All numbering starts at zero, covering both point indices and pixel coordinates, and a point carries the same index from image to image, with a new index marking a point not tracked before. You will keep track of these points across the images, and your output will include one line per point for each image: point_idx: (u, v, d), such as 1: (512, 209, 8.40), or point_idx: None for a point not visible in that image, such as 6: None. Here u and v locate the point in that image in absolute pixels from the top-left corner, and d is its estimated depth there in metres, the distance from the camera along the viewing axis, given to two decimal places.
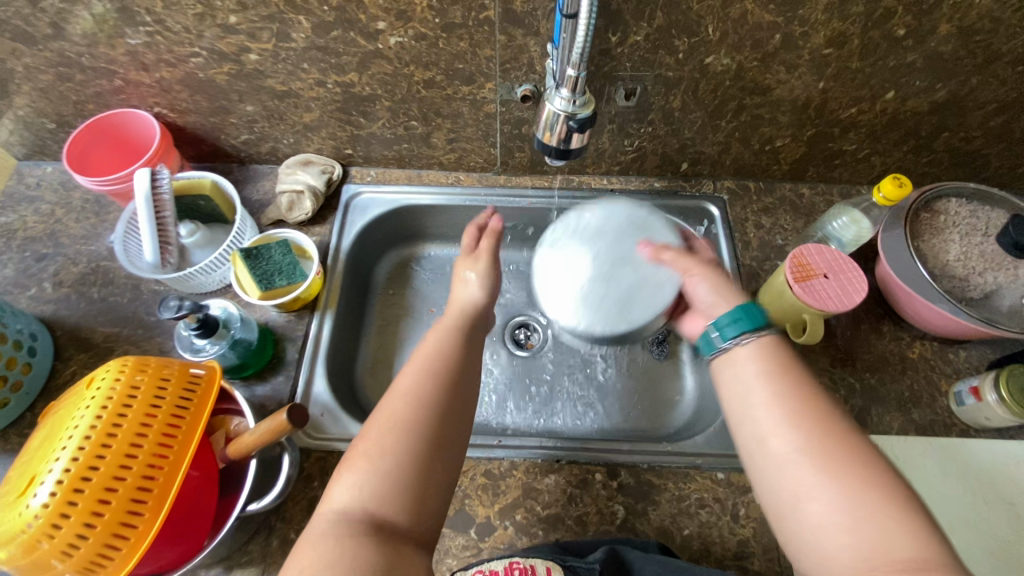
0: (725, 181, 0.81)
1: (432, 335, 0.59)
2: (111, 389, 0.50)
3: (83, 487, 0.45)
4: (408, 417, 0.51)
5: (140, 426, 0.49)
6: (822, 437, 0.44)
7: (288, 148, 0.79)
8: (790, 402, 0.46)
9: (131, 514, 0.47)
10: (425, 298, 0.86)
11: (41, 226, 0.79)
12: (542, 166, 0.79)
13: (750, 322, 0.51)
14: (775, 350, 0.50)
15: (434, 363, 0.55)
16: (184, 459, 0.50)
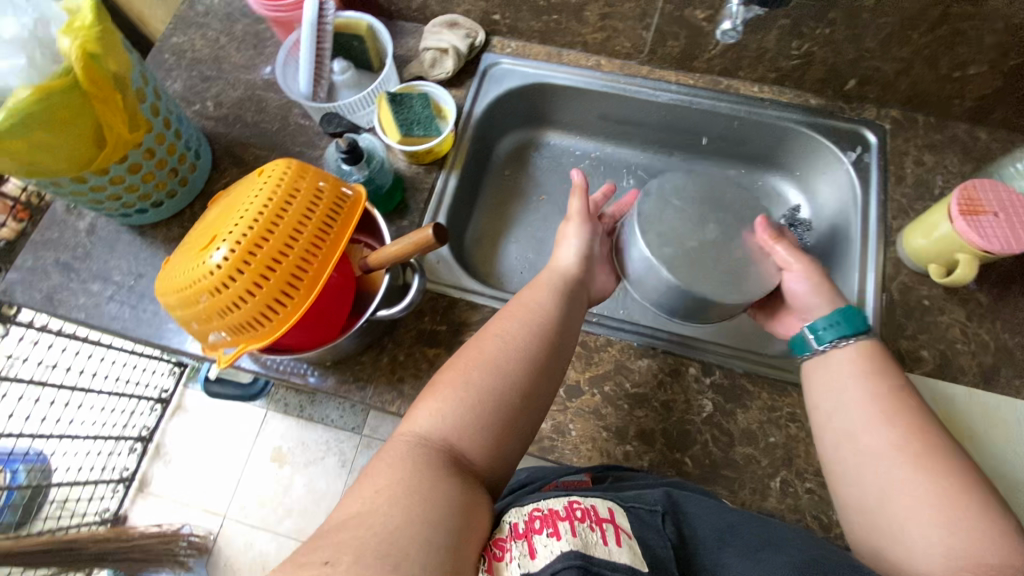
0: (891, 109, 0.74)
1: (538, 290, 0.61)
2: (281, 178, 0.54)
3: (255, 253, 0.51)
4: (501, 365, 0.53)
5: (302, 215, 0.54)
6: (922, 444, 0.46)
7: (438, 5, 0.79)
8: (886, 403, 0.49)
9: (289, 287, 0.52)
10: (539, 184, 0.86)
11: (207, 51, 0.84)
12: (692, 61, 0.75)
13: (850, 326, 0.54)
14: (873, 356, 0.53)
15: (538, 317, 0.57)
16: (336, 253, 0.54)
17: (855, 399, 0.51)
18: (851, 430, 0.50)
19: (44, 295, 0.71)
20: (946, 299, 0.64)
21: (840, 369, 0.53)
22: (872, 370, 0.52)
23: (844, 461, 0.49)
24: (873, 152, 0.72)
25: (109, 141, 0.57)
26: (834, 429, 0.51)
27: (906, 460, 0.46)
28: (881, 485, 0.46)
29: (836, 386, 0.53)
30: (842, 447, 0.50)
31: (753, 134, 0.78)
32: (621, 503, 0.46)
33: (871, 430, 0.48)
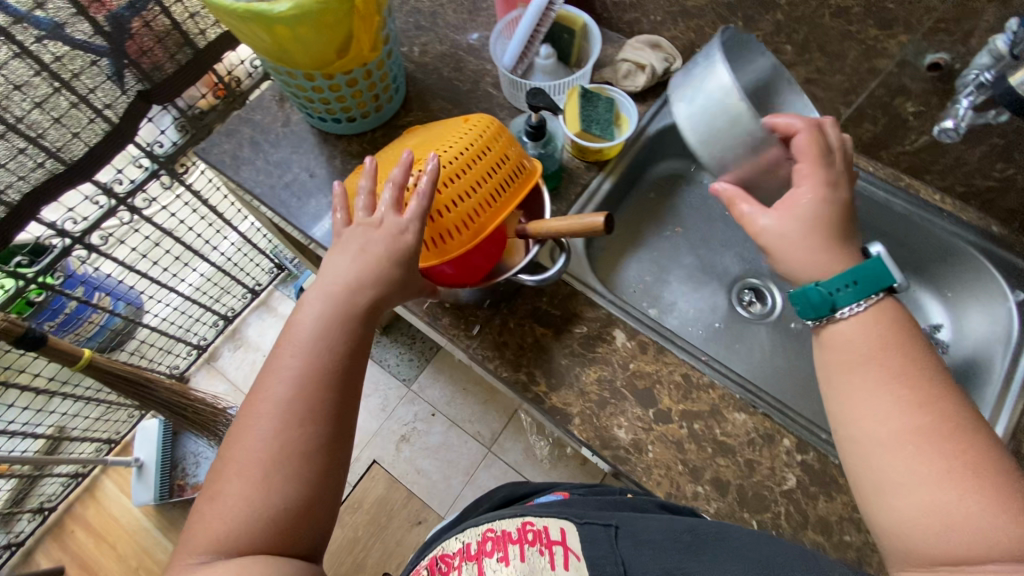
0: None
1: (300, 324, 0.53)
2: (483, 131, 0.60)
3: (443, 187, 0.57)
4: (274, 444, 0.49)
5: (489, 168, 0.59)
6: (937, 422, 0.43)
7: (649, 25, 0.82)
8: (900, 367, 0.46)
9: (456, 227, 0.58)
10: (678, 216, 0.87)
11: (428, 3, 0.92)
12: (880, 149, 0.75)
13: (867, 289, 0.49)
14: (892, 312, 0.49)
15: (305, 367, 0.51)
16: (506, 211, 0.59)
17: (891, 374, 0.46)
18: (882, 409, 0.45)
19: (231, 163, 0.80)
20: None
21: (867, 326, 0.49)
22: (888, 327, 0.48)
23: (864, 436, 0.46)
24: None
25: (349, 54, 0.64)
26: (865, 403, 0.46)
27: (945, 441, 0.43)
28: (892, 458, 0.44)
29: (869, 351, 0.48)
30: (860, 421, 0.46)
31: (916, 240, 0.76)
32: (576, 520, 0.52)
33: (885, 398, 0.45)
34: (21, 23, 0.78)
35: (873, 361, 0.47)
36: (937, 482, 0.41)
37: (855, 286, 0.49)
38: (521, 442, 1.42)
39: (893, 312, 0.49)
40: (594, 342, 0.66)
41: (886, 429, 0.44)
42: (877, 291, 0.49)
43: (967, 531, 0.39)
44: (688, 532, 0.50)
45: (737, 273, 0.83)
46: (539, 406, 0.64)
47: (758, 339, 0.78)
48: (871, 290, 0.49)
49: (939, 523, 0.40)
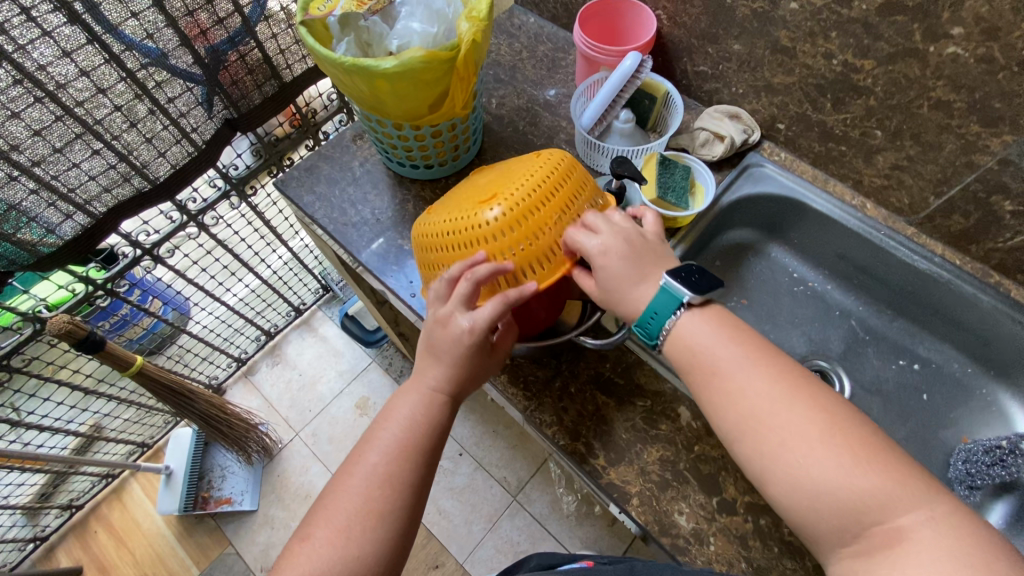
0: None
1: (407, 396, 0.57)
2: (557, 166, 0.60)
3: (512, 223, 0.57)
4: (368, 496, 0.51)
5: (561, 208, 0.58)
6: (807, 403, 0.46)
7: (728, 96, 0.82)
8: (759, 367, 0.48)
9: (527, 267, 0.57)
10: (744, 286, 0.85)
11: (508, 58, 0.94)
12: (970, 242, 0.72)
13: (670, 306, 0.52)
14: (720, 317, 0.52)
15: (408, 435, 0.54)
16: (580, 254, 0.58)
17: (732, 358, 0.49)
18: (759, 403, 0.46)
19: (307, 198, 0.83)
20: None
21: (701, 323, 0.51)
22: (727, 330, 0.51)
23: (730, 425, 0.47)
24: None
25: (441, 109, 0.66)
26: (721, 388, 0.48)
27: (805, 412, 0.45)
28: (781, 457, 0.44)
29: (707, 336, 0.51)
30: (746, 423, 0.47)
31: (1003, 339, 0.72)
32: None
33: (758, 391, 0.47)
34: (131, 51, 0.81)
35: (717, 347, 0.50)
36: (814, 455, 0.43)
37: (658, 308, 0.52)
38: (549, 493, 1.38)
39: (720, 314, 0.52)
40: (656, 419, 0.64)
41: (763, 421, 0.46)
42: (681, 304, 0.52)
43: (853, 493, 0.41)
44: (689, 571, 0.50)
45: (804, 352, 0.81)
46: (595, 480, 0.62)
47: None
48: (677, 306, 0.52)
49: (832, 495, 0.42)
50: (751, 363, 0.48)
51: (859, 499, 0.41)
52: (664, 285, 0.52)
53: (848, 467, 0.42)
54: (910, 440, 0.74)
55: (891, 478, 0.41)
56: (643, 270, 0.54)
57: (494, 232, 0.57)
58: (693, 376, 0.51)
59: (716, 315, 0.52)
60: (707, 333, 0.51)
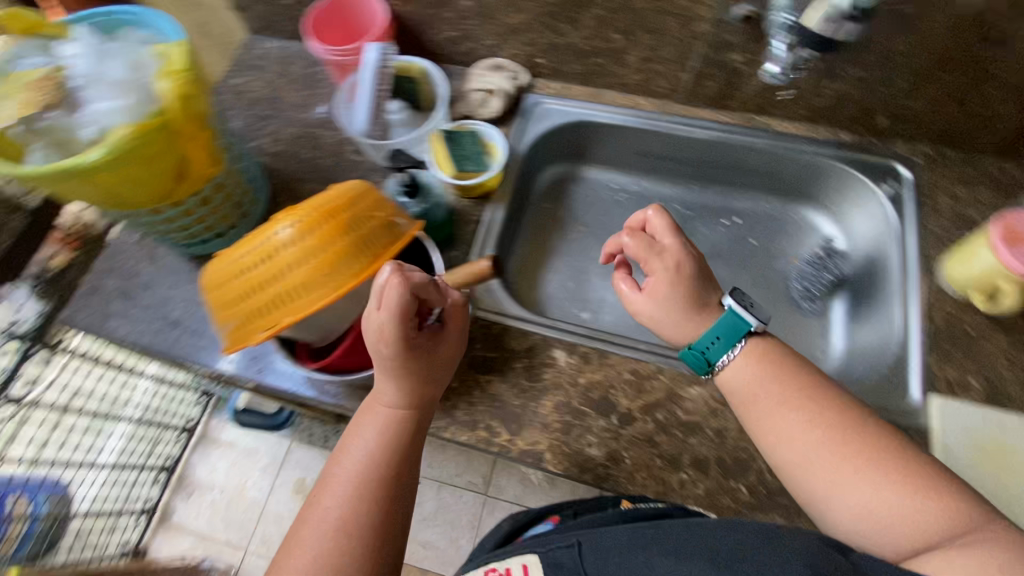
0: (920, 146, 0.77)
1: (357, 437, 0.55)
2: (355, 184, 0.56)
3: (294, 238, 0.51)
4: (324, 540, 0.49)
5: (355, 221, 0.53)
6: (860, 437, 0.48)
7: (485, 50, 0.83)
8: (810, 404, 0.51)
9: (310, 286, 0.50)
10: (576, 215, 0.89)
11: (264, 91, 0.88)
12: (729, 99, 0.80)
13: (733, 333, 0.55)
14: (770, 359, 0.55)
15: (360, 476, 0.52)
16: (377, 265, 0.52)
17: (778, 398, 0.52)
18: (809, 440, 0.49)
19: (106, 322, 0.73)
20: (992, 329, 0.65)
21: (752, 363, 0.54)
22: (776, 376, 0.53)
23: (785, 459, 0.50)
24: (907, 186, 0.74)
25: (188, 176, 0.60)
26: (772, 428, 0.51)
27: (857, 445, 0.47)
28: (835, 486, 0.47)
29: (753, 380, 0.54)
30: (800, 456, 0.49)
31: (786, 169, 0.81)
32: (538, 550, 0.50)
33: (808, 428, 0.49)
34: None
35: (766, 393, 0.53)
36: (873, 483, 0.45)
37: (721, 338, 0.55)
38: (515, 474, 1.39)
39: (766, 356, 0.55)
40: (539, 373, 0.66)
41: (814, 455, 0.48)
42: (745, 331, 0.55)
43: (911, 519, 0.43)
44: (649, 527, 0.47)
45: None
46: (508, 456, 0.62)
47: None
48: (739, 334, 0.55)
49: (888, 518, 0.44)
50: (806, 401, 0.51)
51: (919, 524, 0.43)
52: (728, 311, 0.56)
53: (903, 495, 0.44)
54: (755, 282, 0.83)
55: (951, 507, 0.43)
56: (693, 308, 0.58)
57: (278, 251, 0.51)
58: (746, 410, 0.54)
59: (766, 357, 0.54)
60: (754, 377, 0.54)
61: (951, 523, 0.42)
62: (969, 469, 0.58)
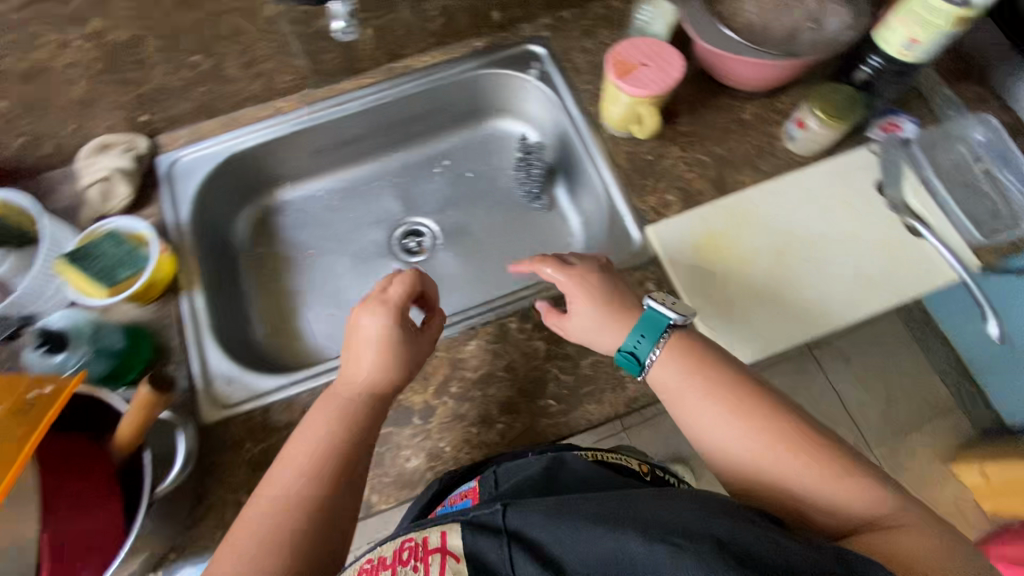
0: (541, 19, 0.79)
1: (315, 415, 0.54)
2: None
3: None
4: (270, 512, 0.47)
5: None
6: (781, 429, 0.49)
7: (73, 137, 0.69)
8: (733, 398, 0.51)
9: None
10: (298, 243, 0.82)
11: None
12: (358, 62, 0.75)
13: (654, 330, 0.56)
14: (686, 354, 0.55)
15: (311, 454, 0.51)
16: (36, 434, 0.44)
17: (709, 397, 0.52)
18: (736, 435, 0.50)
19: None
20: (663, 146, 0.72)
21: (671, 365, 0.54)
22: (695, 375, 0.53)
23: (716, 452, 0.51)
24: (546, 61, 0.78)
25: None
26: (702, 426, 0.52)
27: (783, 438, 0.49)
28: (765, 477, 0.48)
29: (680, 378, 0.54)
30: (726, 448, 0.50)
31: (451, 97, 0.81)
32: (461, 516, 0.46)
33: (735, 425, 0.50)
34: None
35: (692, 391, 0.53)
36: (799, 469, 0.48)
37: (644, 334, 0.56)
38: None
39: (686, 350, 0.55)
40: None
41: (743, 448, 0.49)
42: (665, 327, 0.56)
43: (832, 501, 0.46)
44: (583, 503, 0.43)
45: (384, 234, 0.84)
46: None
47: (445, 268, 0.81)
48: (660, 330, 0.56)
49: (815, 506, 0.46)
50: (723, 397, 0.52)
51: (842, 508, 0.46)
52: (647, 310, 0.57)
53: (823, 479, 0.47)
54: (489, 208, 0.84)
55: (865, 491, 0.46)
56: (614, 313, 0.58)
57: None
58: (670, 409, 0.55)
59: (685, 355, 0.55)
60: (675, 375, 0.54)
61: (868, 511, 0.46)
62: (694, 270, 0.65)
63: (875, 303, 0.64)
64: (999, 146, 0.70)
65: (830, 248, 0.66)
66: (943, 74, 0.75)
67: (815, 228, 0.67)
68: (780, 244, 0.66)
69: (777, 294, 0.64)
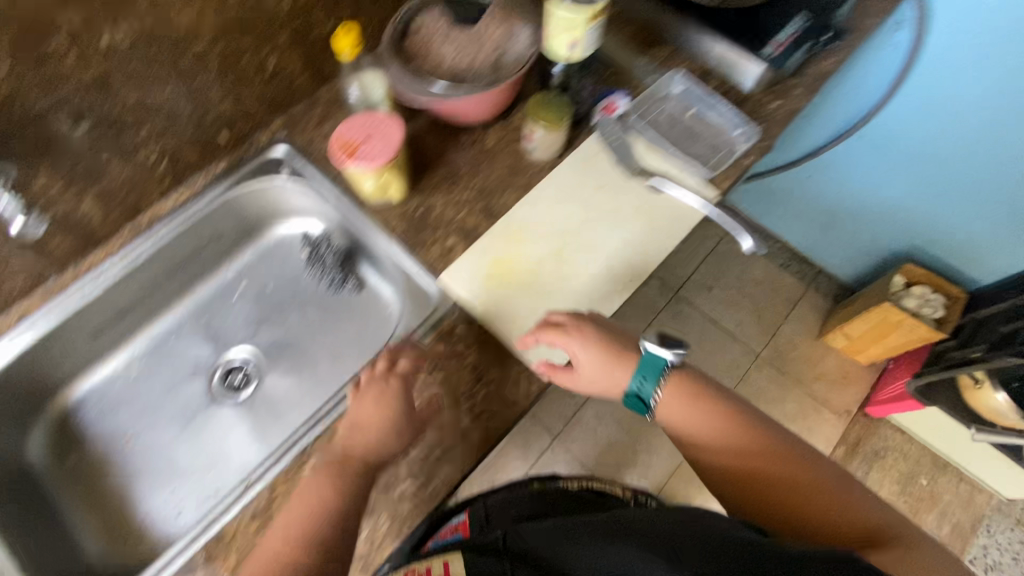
0: (274, 122, 0.80)
1: (311, 489, 0.56)
2: None
3: None
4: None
5: None
6: (788, 457, 0.57)
7: None
8: (736, 427, 0.60)
9: None
10: (112, 434, 0.75)
11: None
12: (97, 234, 0.73)
13: (655, 372, 0.61)
14: (686, 392, 0.61)
15: (308, 525, 0.54)
16: None
17: (717, 421, 0.60)
18: (748, 455, 0.58)
19: None
20: (429, 196, 0.75)
21: (680, 403, 0.61)
22: (703, 407, 0.61)
23: (731, 475, 0.58)
24: (293, 158, 0.78)
25: None
26: (715, 451, 0.60)
27: (793, 463, 0.57)
28: (780, 498, 0.55)
29: (683, 412, 0.61)
30: (740, 468, 0.58)
31: (214, 226, 0.78)
32: (467, 551, 0.50)
33: (747, 447, 0.59)
34: None
35: (700, 421, 0.60)
36: (809, 490, 0.55)
37: (647, 377, 0.61)
38: None
39: (685, 385, 0.62)
40: None
41: (756, 466, 0.57)
42: (664, 367, 0.62)
43: (843, 517, 0.53)
44: (585, 530, 0.49)
45: (203, 385, 0.78)
46: None
47: (276, 392, 0.78)
48: (661, 370, 0.61)
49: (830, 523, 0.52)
50: (729, 438, 0.59)
51: (853, 525, 0.52)
52: (645, 351, 0.62)
53: (832, 497, 0.54)
54: (300, 313, 0.82)
55: (874, 514, 0.53)
56: (613, 357, 0.62)
57: None
58: (681, 437, 0.62)
59: (686, 392, 0.61)
60: (678, 408, 0.61)
61: (868, 531, 0.52)
62: (490, 300, 0.68)
63: (652, 260, 0.71)
64: (695, 92, 0.81)
65: (599, 233, 0.72)
66: (628, 48, 0.85)
67: (580, 220, 0.73)
68: (558, 246, 0.71)
69: (569, 292, 0.69)
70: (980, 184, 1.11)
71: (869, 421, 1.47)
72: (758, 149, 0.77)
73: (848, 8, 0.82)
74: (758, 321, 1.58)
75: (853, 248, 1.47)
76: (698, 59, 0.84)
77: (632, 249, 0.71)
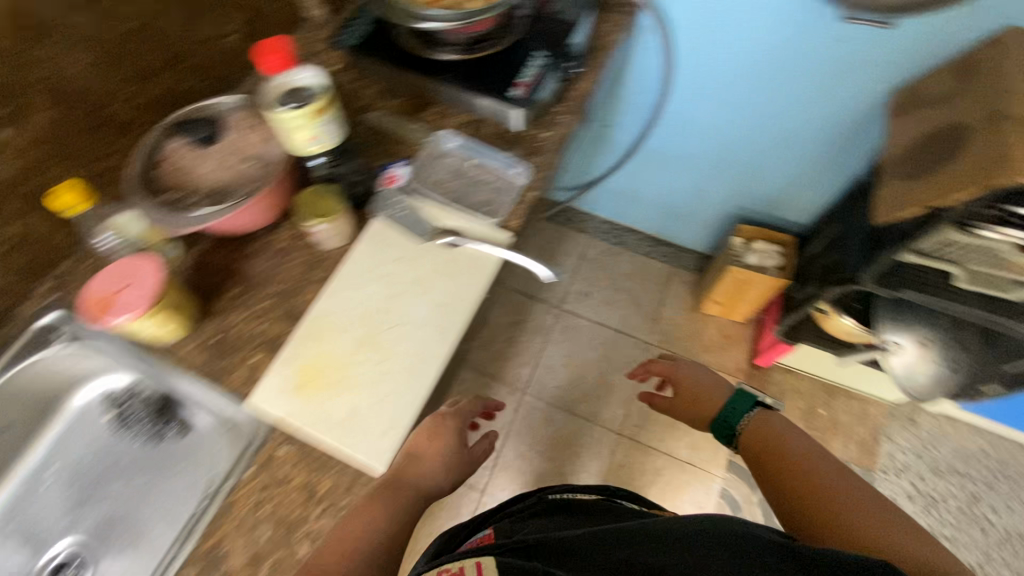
0: (41, 289, 0.75)
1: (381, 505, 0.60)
2: None
3: None
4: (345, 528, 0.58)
5: None
6: (856, 490, 0.66)
7: None
8: (827, 462, 0.71)
9: None
10: None
11: None
12: None
13: (750, 400, 0.85)
14: (769, 425, 0.81)
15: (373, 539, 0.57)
16: None
17: (800, 445, 0.75)
18: (810, 469, 0.71)
19: None
20: (225, 319, 0.72)
21: (761, 427, 0.81)
22: (805, 441, 0.76)
23: (792, 485, 0.70)
24: (67, 322, 0.74)
25: None
26: (787, 465, 0.73)
27: (852, 488, 0.67)
28: (827, 507, 0.65)
29: (785, 432, 0.79)
30: (798, 475, 0.71)
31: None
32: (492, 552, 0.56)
33: (824, 463, 0.72)
34: None
35: (797, 443, 0.76)
36: (855, 506, 0.64)
37: (739, 405, 0.86)
38: None
39: (764, 424, 0.81)
40: None
41: (816, 477, 0.69)
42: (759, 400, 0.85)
43: (877, 540, 0.60)
44: (609, 536, 0.57)
45: None
46: None
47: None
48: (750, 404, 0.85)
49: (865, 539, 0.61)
50: (791, 464, 0.73)
51: (886, 545, 0.59)
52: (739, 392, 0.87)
53: (874, 519, 0.62)
54: (115, 483, 0.75)
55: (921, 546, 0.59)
56: (709, 392, 0.91)
57: None
58: (761, 460, 0.77)
59: (770, 431, 0.80)
60: (777, 428, 0.80)
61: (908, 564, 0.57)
62: (304, 410, 0.64)
63: (462, 318, 0.71)
64: (467, 144, 0.85)
65: (406, 305, 0.71)
66: (399, 116, 0.88)
67: (385, 297, 0.71)
68: (367, 330, 0.69)
69: (388, 374, 0.66)
70: (762, 139, 1.24)
71: (761, 372, 1.57)
72: (535, 181, 0.82)
73: (581, 35, 0.89)
74: (636, 313, 1.69)
75: (697, 222, 1.59)
76: (466, 111, 0.88)
77: (442, 313, 0.70)
